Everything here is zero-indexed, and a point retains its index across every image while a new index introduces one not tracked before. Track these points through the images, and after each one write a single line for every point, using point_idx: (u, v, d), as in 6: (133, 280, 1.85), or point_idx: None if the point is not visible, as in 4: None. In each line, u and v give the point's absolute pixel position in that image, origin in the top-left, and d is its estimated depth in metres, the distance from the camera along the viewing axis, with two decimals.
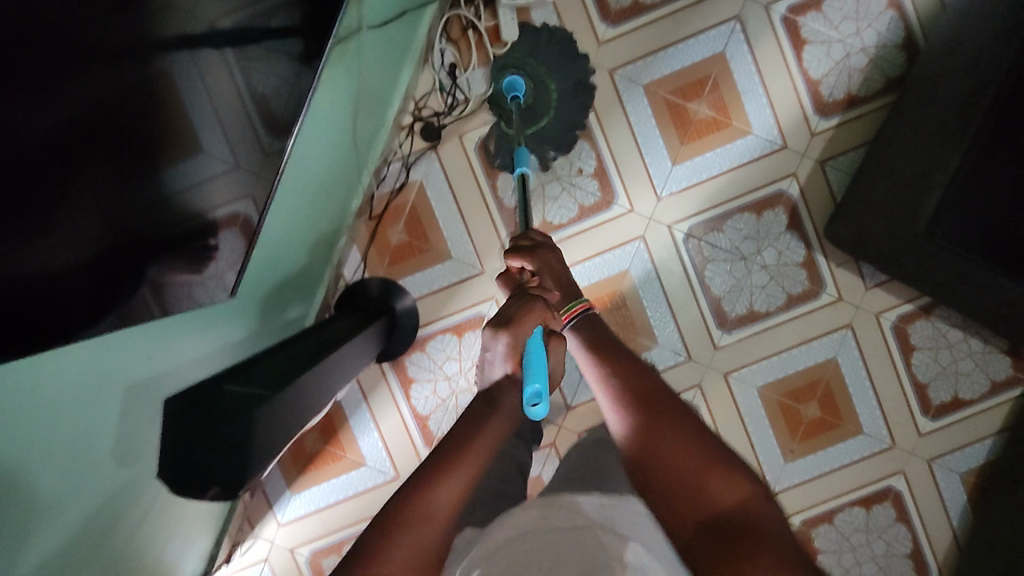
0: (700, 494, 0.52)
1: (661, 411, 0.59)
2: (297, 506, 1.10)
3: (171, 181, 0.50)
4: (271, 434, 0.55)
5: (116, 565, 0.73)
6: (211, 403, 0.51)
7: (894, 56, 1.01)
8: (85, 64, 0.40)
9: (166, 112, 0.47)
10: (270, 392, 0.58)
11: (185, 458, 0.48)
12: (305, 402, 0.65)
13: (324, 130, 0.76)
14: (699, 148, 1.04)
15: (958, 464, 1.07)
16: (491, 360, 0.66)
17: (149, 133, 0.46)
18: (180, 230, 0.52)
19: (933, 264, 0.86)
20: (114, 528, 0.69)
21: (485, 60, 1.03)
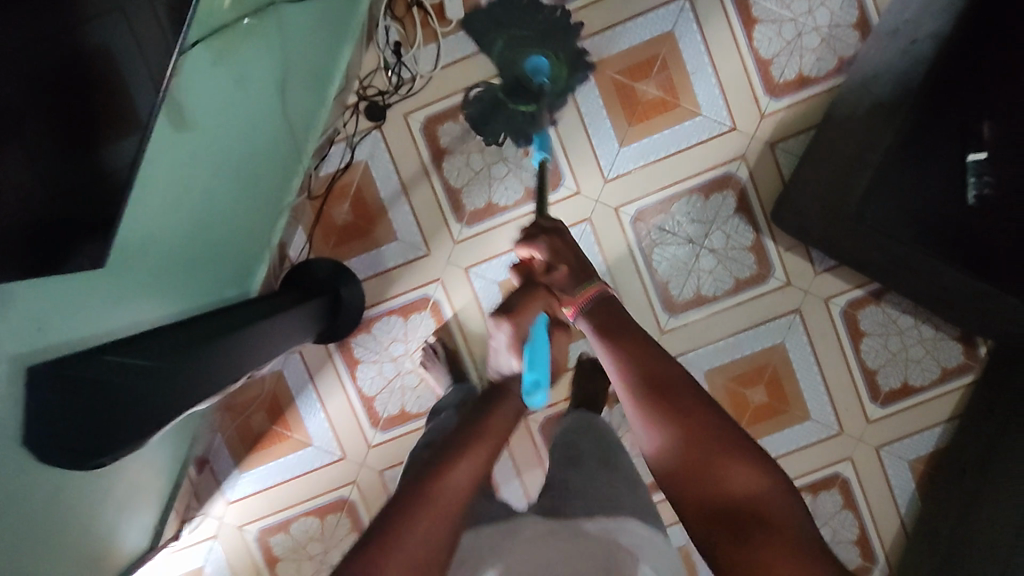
0: (712, 480, 0.56)
1: (680, 404, 0.62)
2: (244, 485, 1.10)
3: (102, 159, 0.51)
4: (150, 410, 0.57)
5: (47, 543, 0.72)
6: (85, 381, 0.55)
7: (848, 36, 0.99)
8: (17, 42, 0.41)
9: (97, 91, 0.48)
10: (149, 364, 0.60)
11: (87, 431, 0.52)
12: (201, 376, 0.65)
13: (245, 106, 0.76)
14: (647, 130, 1.02)
15: (908, 451, 1.06)
16: (496, 349, 0.70)
17: (77, 111, 0.47)
18: (104, 212, 0.53)
19: (859, 248, 0.86)
20: (45, 505, 0.69)
21: (433, 38, 1.02)
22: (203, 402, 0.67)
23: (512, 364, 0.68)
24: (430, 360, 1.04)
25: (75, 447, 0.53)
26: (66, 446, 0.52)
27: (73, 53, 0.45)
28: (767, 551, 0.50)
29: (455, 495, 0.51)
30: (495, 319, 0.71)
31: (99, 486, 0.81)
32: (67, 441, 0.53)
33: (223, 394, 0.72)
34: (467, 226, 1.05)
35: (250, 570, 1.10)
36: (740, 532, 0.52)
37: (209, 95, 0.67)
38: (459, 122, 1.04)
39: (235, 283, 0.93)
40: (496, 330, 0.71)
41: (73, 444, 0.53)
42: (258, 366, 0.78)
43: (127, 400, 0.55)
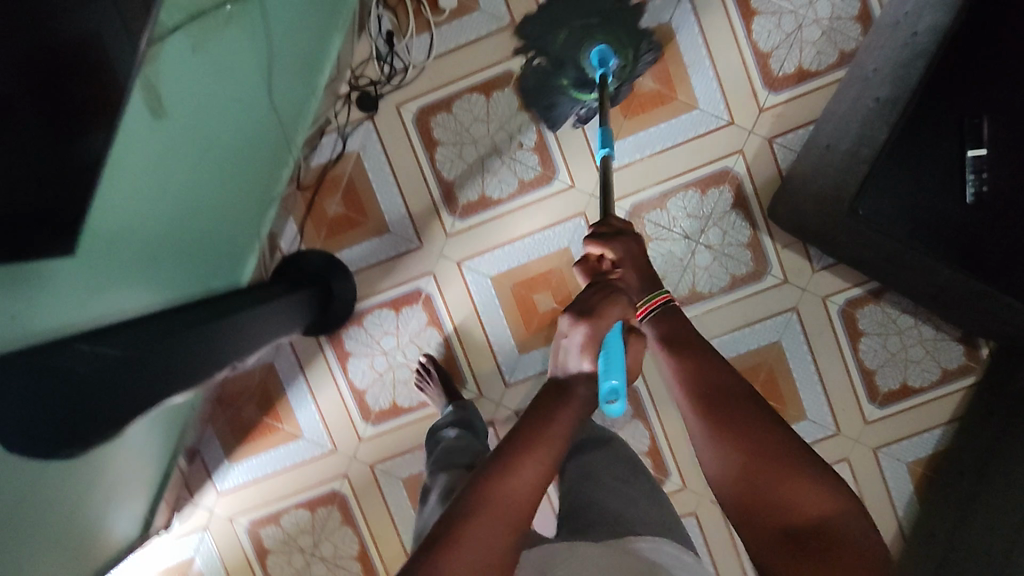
0: (779, 501, 0.53)
1: (746, 418, 0.58)
2: (234, 476, 1.10)
3: (68, 156, 0.52)
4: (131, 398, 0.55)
5: (32, 530, 0.72)
6: (56, 370, 0.52)
7: (849, 29, 0.97)
8: None
9: (76, 89, 0.50)
10: (120, 360, 0.57)
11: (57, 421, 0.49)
12: (188, 363, 0.65)
13: (228, 94, 0.75)
14: (642, 123, 1.01)
15: (906, 453, 1.03)
16: (567, 349, 0.58)
17: (59, 109, 0.49)
18: (61, 181, 0.52)
19: (857, 243, 0.86)
20: (29, 491, 0.69)
21: (425, 28, 1.01)
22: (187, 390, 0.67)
23: (585, 366, 0.57)
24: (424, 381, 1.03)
25: (52, 433, 0.49)
26: (38, 436, 0.49)
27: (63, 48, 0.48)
28: None
29: (518, 503, 0.48)
30: (572, 318, 0.59)
31: (84, 476, 0.81)
32: (37, 427, 0.49)
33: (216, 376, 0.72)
34: (460, 219, 1.04)
35: (240, 561, 1.10)
36: (816, 558, 0.48)
37: (189, 82, 0.67)
38: (452, 113, 1.03)
39: (221, 273, 0.92)
40: (570, 330, 0.59)
41: (48, 431, 0.49)
42: (241, 357, 0.78)
43: (103, 391, 0.53)
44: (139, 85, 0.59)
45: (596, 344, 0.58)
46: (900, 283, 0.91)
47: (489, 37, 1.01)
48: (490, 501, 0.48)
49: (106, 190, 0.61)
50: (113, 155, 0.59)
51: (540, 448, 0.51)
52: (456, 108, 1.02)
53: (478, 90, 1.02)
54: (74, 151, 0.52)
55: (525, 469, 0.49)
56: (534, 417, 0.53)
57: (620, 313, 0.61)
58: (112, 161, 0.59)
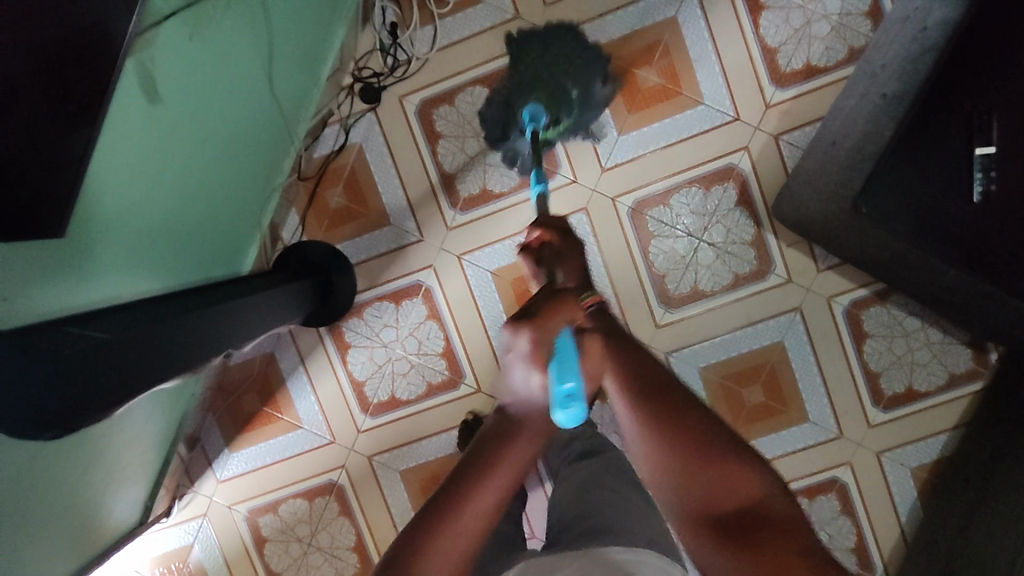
0: (711, 486, 0.50)
1: (675, 400, 0.54)
2: (234, 464, 1.11)
3: (49, 140, 0.51)
4: (116, 379, 0.55)
5: (31, 513, 0.72)
6: (46, 349, 0.51)
7: (859, 25, 0.96)
8: None
9: (60, 69, 0.50)
10: (109, 336, 0.56)
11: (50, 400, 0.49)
12: (182, 349, 0.65)
13: (226, 82, 0.75)
14: (646, 119, 1.00)
15: (910, 458, 1.02)
16: (513, 363, 0.52)
17: (37, 88, 0.48)
18: (48, 163, 0.51)
19: (861, 240, 0.84)
20: (28, 474, 0.69)
21: (429, 20, 1.01)
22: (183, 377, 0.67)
23: (534, 379, 0.51)
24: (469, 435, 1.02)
25: (36, 416, 0.49)
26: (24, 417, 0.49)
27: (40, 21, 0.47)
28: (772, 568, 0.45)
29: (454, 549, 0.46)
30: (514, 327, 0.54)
31: (84, 458, 0.81)
32: (33, 404, 0.48)
33: (211, 362, 0.72)
34: (460, 212, 1.03)
35: (238, 549, 1.11)
36: (753, 544, 0.47)
37: (187, 69, 0.66)
38: (454, 106, 1.02)
39: (220, 261, 0.92)
40: (514, 341, 0.53)
41: (39, 411, 0.49)
42: (237, 345, 0.78)
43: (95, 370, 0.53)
44: (135, 71, 0.59)
45: (543, 354, 0.52)
46: (908, 282, 0.88)
47: (493, 29, 1.00)
48: (451, 530, 0.46)
49: (101, 174, 0.61)
50: (107, 141, 0.59)
51: (504, 467, 0.48)
52: (459, 101, 1.02)
53: (481, 83, 1.01)
54: (58, 134, 0.51)
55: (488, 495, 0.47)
56: (501, 435, 0.49)
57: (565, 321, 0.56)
58: (105, 145, 0.59)
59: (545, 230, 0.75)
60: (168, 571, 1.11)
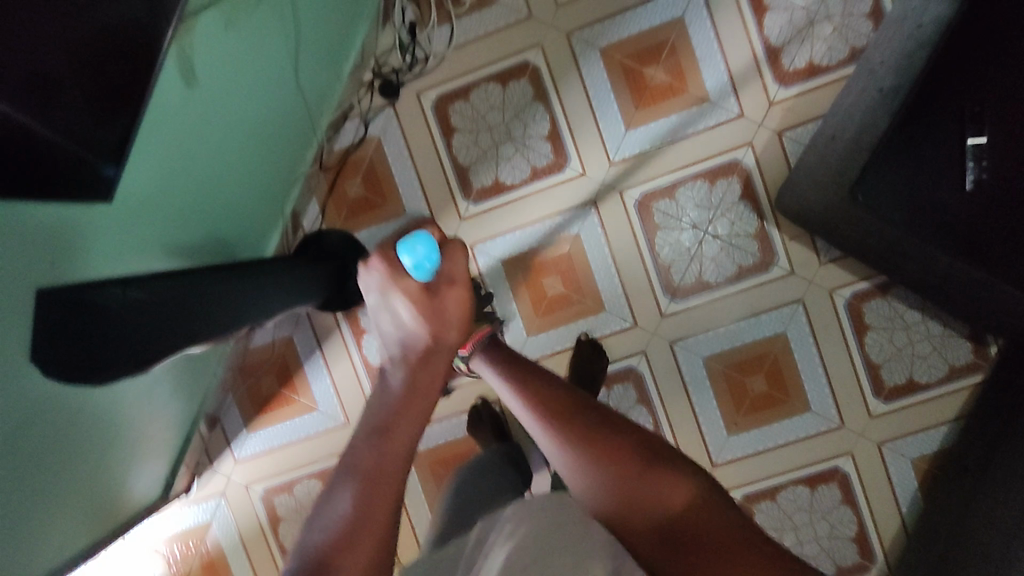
0: (647, 494, 0.51)
1: (599, 420, 0.56)
2: (252, 445, 1.15)
3: (86, 130, 0.51)
4: (156, 340, 0.58)
5: (66, 473, 0.77)
6: (87, 303, 0.53)
7: (861, 25, 0.99)
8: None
9: (95, 62, 0.49)
10: (149, 296, 0.59)
11: (82, 351, 0.52)
12: (214, 316, 0.69)
13: (256, 72, 0.79)
14: (654, 115, 1.03)
15: (910, 449, 1.04)
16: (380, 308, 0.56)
17: (73, 79, 0.48)
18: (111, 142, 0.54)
19: (859, 227, 0.87)
20: (65, 435, 0.73)
21: (446, 20, 1.06)
22: (212, 343, 0.71)
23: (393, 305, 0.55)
24: (477, 420, 1.05)
25: (85, 360, 0.52)
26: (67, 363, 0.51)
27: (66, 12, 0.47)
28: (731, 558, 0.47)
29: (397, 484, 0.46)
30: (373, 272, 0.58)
31: (115, 428, 0.85)
32: (69, 355, 0.51)
33: (237, 333, 0.76)
34: (473, 203, 1.07)
35: (255, 527, 1.15)
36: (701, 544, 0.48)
37: (223, 56, 0.71)
38: (469, 102, 1.07)
39: (244, 246, 0.97)
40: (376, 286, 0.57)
41: (88, 356, 0.52)
42: (260, 320, 0.82)
43: (135, 328, 0.55)
44: (175, 58, 0.63)
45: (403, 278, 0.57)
46: (910, 272, 0.91)
47: (507, 29, 1.05)
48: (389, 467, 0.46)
49: (142, 150, 0.65)
50: (150, 120, 0.64)
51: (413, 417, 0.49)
52: (473, 97, 1.06)
53: (495, 80, 1.06)
54: (96, 124, 0.52)
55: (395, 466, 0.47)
56: (389, 398, 0.50)
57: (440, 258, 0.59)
58: (148, 124, 0.64)
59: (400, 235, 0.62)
60: (186, 547, 1.15)
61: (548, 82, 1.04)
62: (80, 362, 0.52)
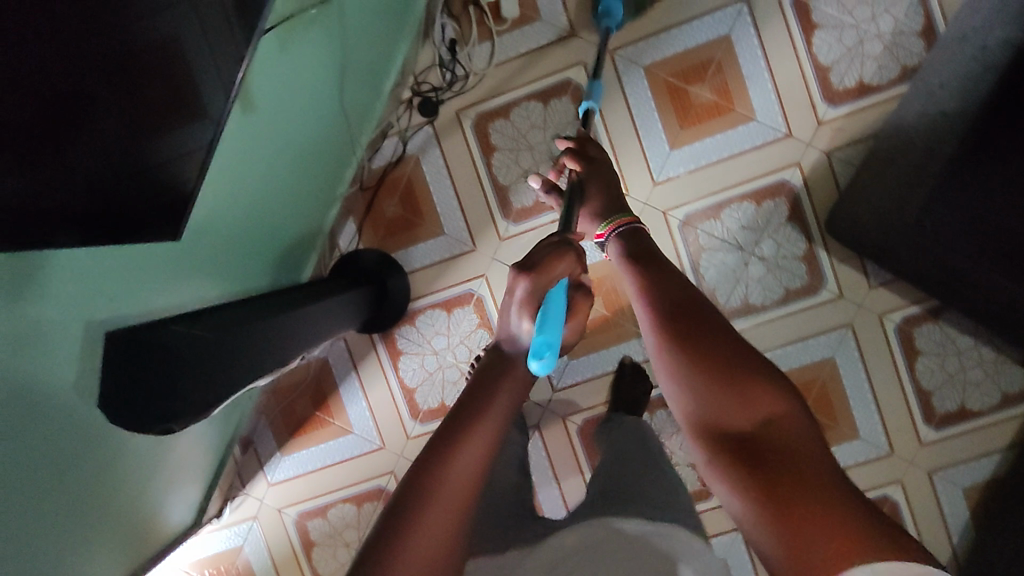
0: (735, 407, 0.52)
1: (703, 325, 0.58)
2: (286, 468, 1.13)
3: (120, 167, 0.47)
4: (212, 373, 0.58)
5: (104, 506, 0.75)
6: (159, 346, 0.55)
7: (913, 44, 0.97)
8: (127, 38, 0.42)
9: (140, 102, 0.45)
10: (210, 335, 0.59)
11: (142, 393, 0.53)
12: (262, 351, 0.67)
13: (304, 96, 0.77)
14: (699, 134, 1.01)
15: (961, 478, 1.01)
16: (513, 310, 0.62)
17: (102, 111, 0.44)
18: (150, 193, 0.50)
19: (920, 258, 0.84)
20: (105, 467, 0.72)
21: (487, 37, 1.04)
22: (261, 377, 0.69)
23: (524, 326, 0.61)
24: None
25: (146, 405, 0.53)
26: (132, 414, 0.53)
27: (89, 28, 0.40)
28: (793, 478, 0.47)
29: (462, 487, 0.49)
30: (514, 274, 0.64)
31: (152, 457, 0.84)
32: (133, 397, 0.53)
33: (285, 367, 0.74)
34: (513, 222, 1.05)
35: (288, 551, 1.13)
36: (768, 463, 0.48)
37: (275, 81, 0.69)
38: (510, 120, 1.05)
39: (282, 269, 0.95)
40: (514, 285, 0.64)
41: (155, 402, 0.53)
42: (306, 348, 0.80)
43: (197, 372, 0.56)
44: None
45: (535, 302, 0.63)
46: (973, 304, 0.87)
47: (549, 46, 1.03)
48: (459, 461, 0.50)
49: None
50: None
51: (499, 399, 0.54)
52: (514, 115, 1.05)
53: (537, 98, 1.04)
54: (137, 175, 0.48)
55: (453, 487, 0.49)
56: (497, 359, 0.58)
57: (563, 271, 0.66)
58: None
59: (575, 160, 0.84)
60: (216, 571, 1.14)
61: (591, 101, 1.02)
62: (144, 404, 0.53)
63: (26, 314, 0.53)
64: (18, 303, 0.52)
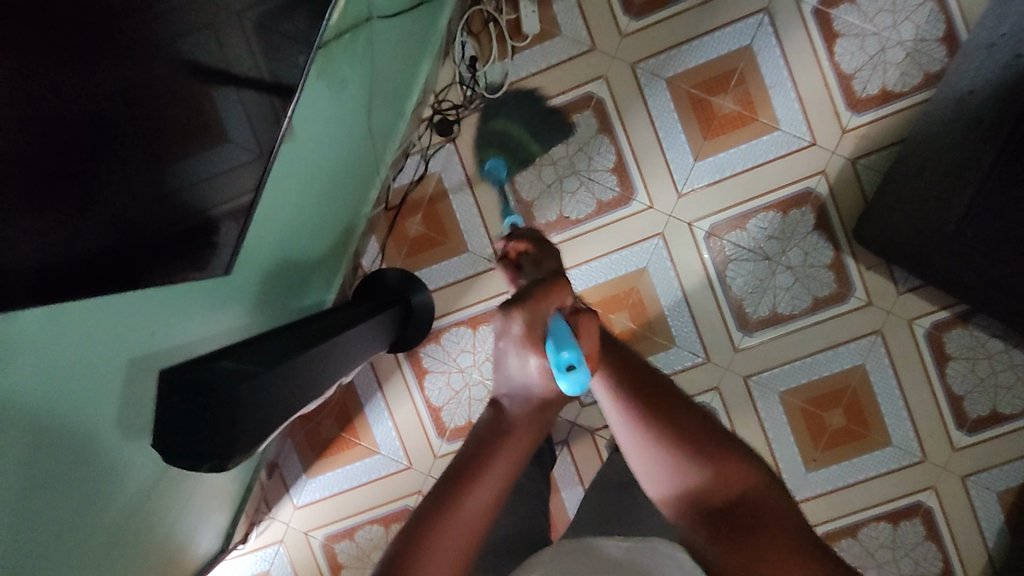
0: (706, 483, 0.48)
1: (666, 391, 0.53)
2: (312, 490, 1.12)
3: (156, 204, 0.46)
4: (264, 405, 0.57)
5: (135, 537, 0.73)
6: (210, 383, 0.52)
7: (934, 50, 0.97)
8: (156, 71, 0.42)
9: (167, 133, 0.45)
10: (261, 367, 0.59)
11: (191, 435, 0.51)
12: (304, 378, 0.66)
13: (336, 120, 0.77)
14: (723, 145, 1.01)
15: (995, 482, 1.00)
16: (508, 350, 0.48)
17: (140, 150, 0.43)
18: (180, 226, 0.49)
19: (959, 263, 0.85)
20: (137, 498, 0.70)
21: (507, 53, 1.04)
22: (304, 405, 0.68)
23: (530, 362, 0.47)
24: None
25: (197, 443, 0.50)
26: (186, 451, 0.50)
27: (120, 56, 0.39)
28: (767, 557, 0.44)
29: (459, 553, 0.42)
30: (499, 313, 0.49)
31: (183, 487, 0.82)
32: (195, 436, 0.51)
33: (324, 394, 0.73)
34: None
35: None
36: (749, 534, 0.45)
37: (312, 106, 0.68)
38: None
39: (308, 292, 0.95)
40: (506, 327, 0.49)
41: (200, 442, 0.50)
42: (342, 373, 0.79)
43: (252, 407, 0.55)
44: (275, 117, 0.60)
45: (538, 333, 0.48)
46: (1016, 312, 0.86)
47: (570, 61, 1.04)
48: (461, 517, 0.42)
49: None
50: None
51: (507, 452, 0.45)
52: None
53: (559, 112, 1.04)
54: (169, 207, 0.47)
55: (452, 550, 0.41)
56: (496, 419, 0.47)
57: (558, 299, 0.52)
58: None
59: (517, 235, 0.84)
60: None
61: (561, 155, 1.05)
62: (193, 439, 0.50)
63: (70, 350, 0.53)
64: (62, 339, 0.51)
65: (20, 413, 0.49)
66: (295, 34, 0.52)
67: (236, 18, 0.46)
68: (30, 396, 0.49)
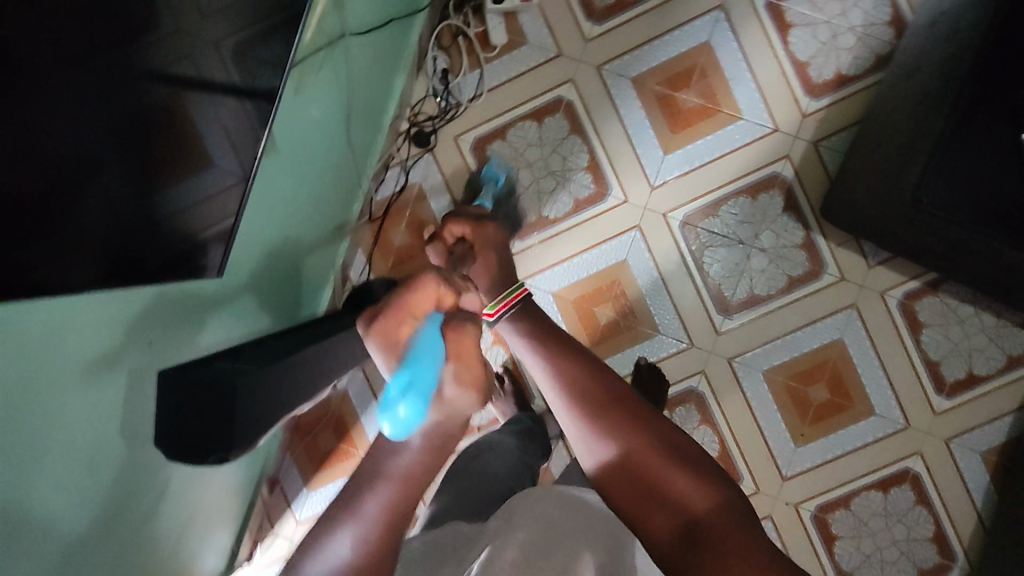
0: (659, 492, 0.50)
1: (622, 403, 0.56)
2: (314, 503, 1.13)
3: (144, 230, 0.48)
4: (263, 403, 0.59)
5: (141, 552, 0.74)
6: (205, 382, 0.55)
7: (883, 34, 1.02)
8: (147, 104, 0.45)
9: (157, 161, 0.47)
10: (259, 365, 0.61)
11: (189, 436, 0.54)
12: (299, 378, 0.69)
13: (316, 134, 0.80)
14: (690, 136, 1.05)
15: (978, 443, 1.03)
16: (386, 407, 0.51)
17: (130, 178, 0.45)
18: (167, 249, 0.52)
19: (923, 232, 0.88)
20: (143, 511, 0.72)
21: (477, 64, 1.09)
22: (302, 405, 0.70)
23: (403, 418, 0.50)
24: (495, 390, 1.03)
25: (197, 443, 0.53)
26: (188, 449, 0.53)
27: (107, 93, 0.41)
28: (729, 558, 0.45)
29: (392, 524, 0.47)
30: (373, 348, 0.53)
31: (187, 501, 0.84)
32: (196, 435, 0.54)
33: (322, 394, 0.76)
34: (519, 238, 1.09)
35: None
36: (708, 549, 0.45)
37: (293, 120, 0.72)
38: (507, 140, 1.09)
39: (297, 306, 0.97)
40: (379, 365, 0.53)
41: (200, 439, 0.53)
42: (337, 376, 0.81)
43: (251, 405, 0.57)
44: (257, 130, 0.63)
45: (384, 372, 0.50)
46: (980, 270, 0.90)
47: (537, 68, 1.08)
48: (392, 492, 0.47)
49: None
50: None
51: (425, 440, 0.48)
52: (511, 136, 1.09)
53: (531, 117, 1.08)
54: (156, 233, 0.50)
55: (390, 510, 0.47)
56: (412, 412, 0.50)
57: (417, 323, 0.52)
58: None
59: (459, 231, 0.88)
60: None
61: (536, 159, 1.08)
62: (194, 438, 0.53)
63: (75, 362, 0.55)
64: (69, 349, 0.54)
65: (30, 420, 0.51)
66: (274, 54, 0.55)
67: (216, 46, 0.49)
68: (40, 408, 0.51)
